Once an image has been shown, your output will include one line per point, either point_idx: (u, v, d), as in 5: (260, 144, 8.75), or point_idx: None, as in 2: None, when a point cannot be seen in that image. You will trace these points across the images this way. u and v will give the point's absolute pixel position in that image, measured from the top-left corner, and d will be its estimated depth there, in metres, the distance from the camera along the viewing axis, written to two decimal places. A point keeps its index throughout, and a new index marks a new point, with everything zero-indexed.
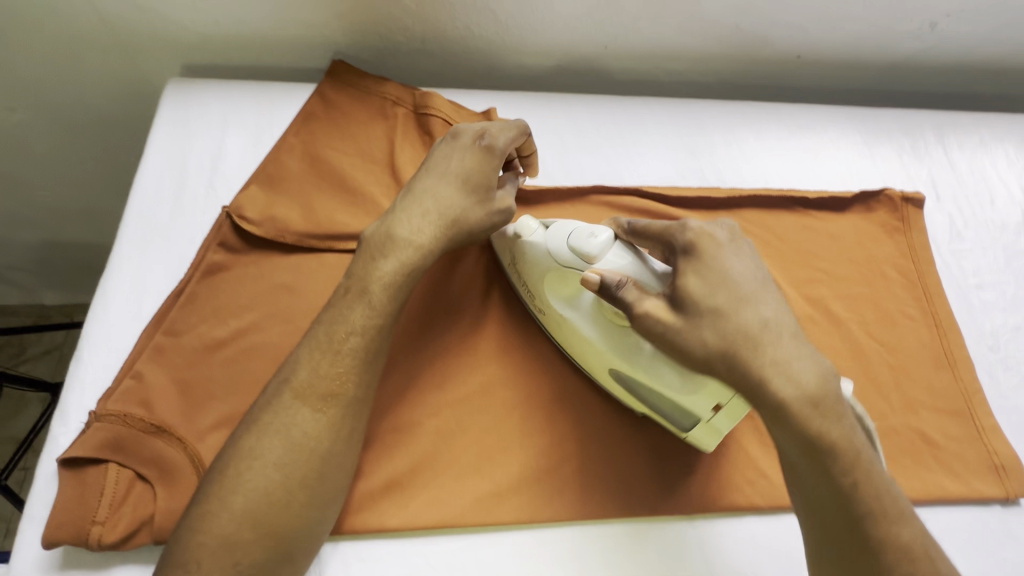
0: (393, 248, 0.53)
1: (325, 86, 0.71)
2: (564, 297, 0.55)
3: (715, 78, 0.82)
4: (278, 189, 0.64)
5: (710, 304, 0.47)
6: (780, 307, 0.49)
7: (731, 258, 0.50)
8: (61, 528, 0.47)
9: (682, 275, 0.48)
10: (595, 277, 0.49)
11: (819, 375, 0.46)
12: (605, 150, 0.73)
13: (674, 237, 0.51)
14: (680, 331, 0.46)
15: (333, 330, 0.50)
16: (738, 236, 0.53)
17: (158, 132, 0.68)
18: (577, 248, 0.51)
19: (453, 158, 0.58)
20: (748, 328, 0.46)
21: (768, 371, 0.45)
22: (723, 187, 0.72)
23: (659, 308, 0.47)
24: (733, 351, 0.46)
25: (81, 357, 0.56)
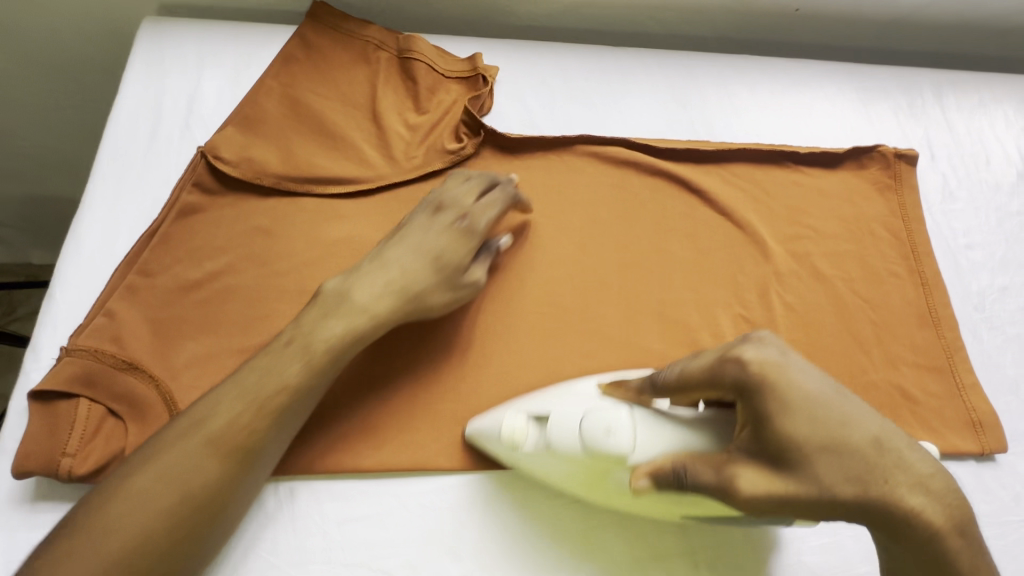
0: (347, 309, 0.51)
1: (306, 27, 0.69)
2: (596, 483, 0.49)
3: (710, 31, 0.80)
4: (255, 131, 0.63)
5: (812, 447, 0.40)
6: (870, 412, 0.42)
7: (801, 374, 0.42)
8: (32, 459, 0.47)
9: (766, 423, 0.41)
10: (645, 478, 0.43)
11: (939, 481, 0.41)
12: (593, 101, 0.71)
13: (726, 379, 0.43)
14: (798, 491, 0.40)
15: (262, 382, 0.47)
16: (782, 346, 0.44)
17: (133, 71, 0.66)
18: (596, 448, 0.45)
19: (430, 230, 0.56)
20: (856, 458, 0.40)
21: (889, 495, 0.40)
22: (712, 141, 0.70)
23: (754, 478, 0.41)
24: (869, 493, 0.40)
25: (53, 294, 0.55)
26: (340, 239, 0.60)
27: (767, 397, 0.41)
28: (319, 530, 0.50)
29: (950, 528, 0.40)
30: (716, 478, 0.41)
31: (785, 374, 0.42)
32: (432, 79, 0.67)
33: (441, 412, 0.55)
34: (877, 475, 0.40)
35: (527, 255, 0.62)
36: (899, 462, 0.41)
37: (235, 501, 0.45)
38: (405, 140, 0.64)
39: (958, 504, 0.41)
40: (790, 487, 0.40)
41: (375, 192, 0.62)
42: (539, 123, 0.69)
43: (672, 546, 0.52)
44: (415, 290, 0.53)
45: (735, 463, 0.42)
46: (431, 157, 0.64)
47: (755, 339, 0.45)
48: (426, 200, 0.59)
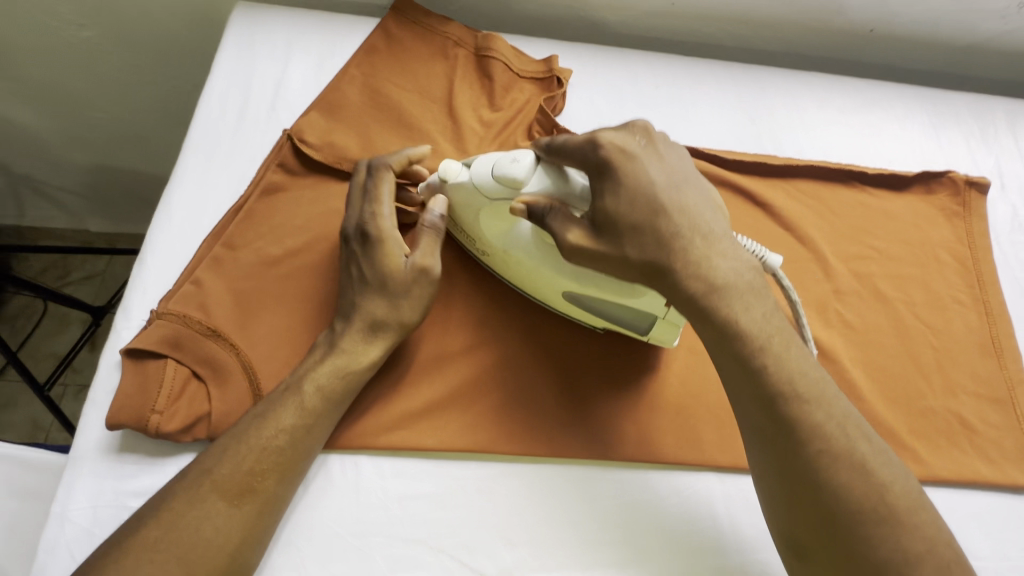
0: (332, 354, 0.52)
1: (389, 21, 0.72)
2: (500, 239, 0.56)
3: (780, 46, 0.80)
4: (338, 118, 0.65)
5: (630, 219, 0.45)
6: (708, 206, 0.48)
7: (651, 166, 0.47)
8: (123, 413, 0.50)
9: (601, 197, 0.46)
10: (522, 206, 0.48)
11: (747, 280, 0.46)
12: (663, 108, 0.72)
13: (590, 153, 0.47)
14: (603, 254, 0.46)
15: (262, 427, 0.48)
16: (652, 136, 0.49)
17: (224, 53, 0.69)
18: (502, 177, 0.50)
19: (355, 264, 0.56)
20: (665, 233, 0.45)
21: (688, 268, 0.45)
22: (780, 156, 0.71)
23: (578, 236, 0.46)
24: (655, 260, 0.45)
25: (145, 259, 0.58)
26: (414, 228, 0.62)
27: (608, 178, 0.46)
28: (383, 505, 0.52)
29: (744, 310, 0.45)
30: (561, 222, 0.47)
31: (633, 161, 0.46)
32: (508, 77, 0.69)
33: (504, 401, 0.56)
34: (670, 248, 0.45)
35: None
36: (713, 254, 0.45)
37: (254, 546, 0.46)
38: (479, 135, 0.66)
39: (752, 282, 0.46)
40: (605, 249, 0.46)
41: None
42: (609, 127, 0.70)
43: (724, 552, 0.53)
44: (387, 318, 0.53)
45: (573, 222, 0.47)
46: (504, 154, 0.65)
47: (627, 127, 0.49)
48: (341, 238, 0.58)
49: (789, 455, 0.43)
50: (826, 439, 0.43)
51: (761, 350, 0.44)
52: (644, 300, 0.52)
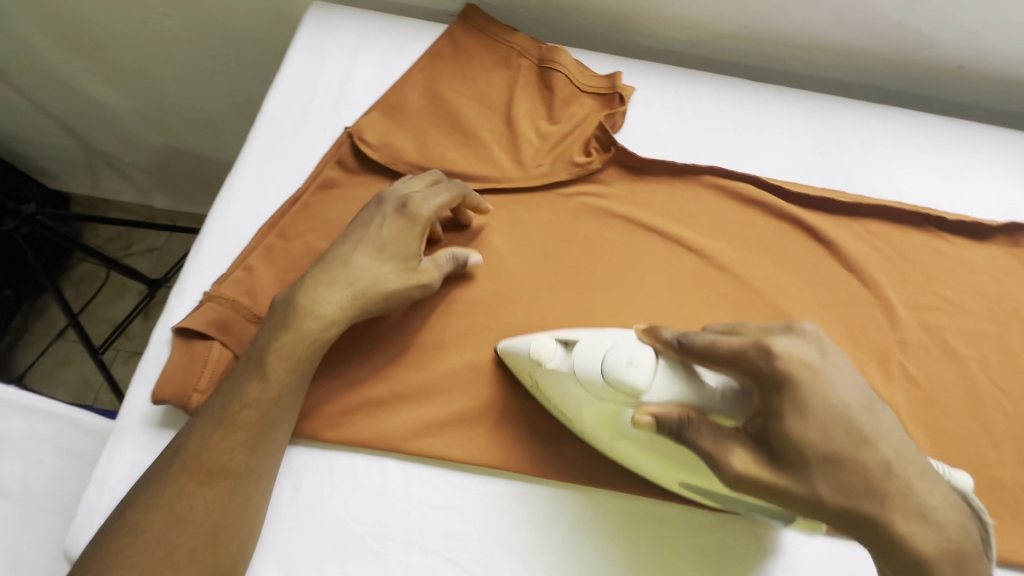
0: (296, 320, 0.51)
1: (456, 27, 0.72)
2: (607, 431, 0.49)
3: (856, 77, 0.76)
4: (397, 120, 0.66)
5: (823, 450, 0.40)
6: (899, 432, 0.42)
7: (833, 383, 0.42)
8: (166, 389, 0.52)
9: (781, 417, 0.41)
10: (648, 417, 0.44)
11: (957, 521, 0.40)
12: (726, 133, 0.69)
13: (755, 364, 0.42)
14: (784, 487, 0.41)
15: (228, 402, 0.49)
16: (824, 344, 0.44)
17: (296, 50, 0.71)
18: (614, 380, 0.46)
19: (371, 225, 0.55)
20: (870, 470, 0.40)
21: (898, 515, 0.39)
22: (848, 192, 0.67)
23: (745, 461, 0.42)
24: (856, 507, 0.40)
25: (203, 242, 0.61)
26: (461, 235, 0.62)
27: (788, 394, 0.41)
28: (403, 509, 0.52)
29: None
30: (711, 447, 0.42)
31: (816, 377, 0.42)
32: (569, 91, 0.68)
33: (534, 418, 0.55)
34: (876, 496, 0.40)
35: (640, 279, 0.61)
36: (925, 496, 0.40)
37: (236, 524, 0.47)
38: (535, 147, 0.66)
39: (967, 531, 0.40)
40: (787, 484, 0.41)
41: (500, 194, 0.64)
42: (667, 149, 0.68)
43: None
44: (367, 291, 0.53)
45: (733, 441, 0.42)
46: (559, 167, 0.64)
47: (795, 331, 0.44)
48: (375, 195, 0.59)
49: None
50: None
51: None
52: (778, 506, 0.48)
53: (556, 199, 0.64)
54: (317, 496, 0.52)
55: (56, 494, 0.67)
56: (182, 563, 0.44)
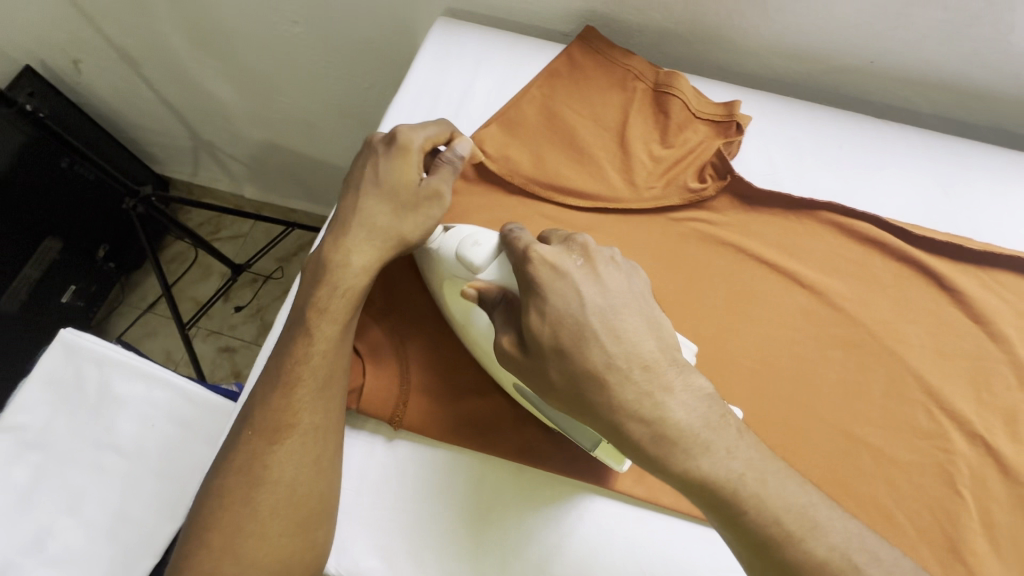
0: (327, 276, 0.53)
1: (574, 47, 0.74)
2: (459, 316, 0.55)
3: (987, 119, 0.73)
4: (514, 134, 0.68)
5: (555, 345, 0.43)
6: (647, 334, 0.44)
7: (582, 287, 0.44)
8: None
9: (532, 316, 0.44)
10: (472, 291, 0.49)
11: (700, 416, 0.42)
12: (845, 169, 0.68)
13: (525, 265, 0.45)
14: (529, 372, 0.45)
15: (281, 364, 0.52)
16: (592, 253, 0.47)
17: (420, 62, 0.75)
18: (462, 257, 0.51)
19: (369, 167, 0.57)
20: (592, 365, 0.42)
21: (622, 403, 0.41)
22: (976, 240, 0.64)
23: (510, 344, 0.45)
24: (580, 391, 0.43)
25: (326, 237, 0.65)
26: None
27: (535, 297, 0.44)
28: (497, 513, 0.55)
29: (702, 454, 0.41)
30: (499, 324, 0.47)
31: (564, 282, 0.44)
32: (685, 116, 0.68)
33: None
34: (593, 384, 0.42)
35: (749, 310, 0.61)
36: (658, 388, 0.42)
37: (314, 485, 0.50)
38: (647, 169, 0.66)
39: (712, 419, 0.42)
40: (532, 370, 0.44)
41: (609, 213, 0.65)
42: (782, 181, 0.67)
43: None
44: (383, 226, 0.54)
45: (509, 328, 0.46)
46: (671, 191, 0.65)
47: (566, 241, 0.47)
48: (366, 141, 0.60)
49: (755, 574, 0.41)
50: None
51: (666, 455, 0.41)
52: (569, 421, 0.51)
53: (666, 223, 0.64)
54: (415, 487, 0.56)
55: (168, 458, 0.72)
56: (267, 516, 0.48)
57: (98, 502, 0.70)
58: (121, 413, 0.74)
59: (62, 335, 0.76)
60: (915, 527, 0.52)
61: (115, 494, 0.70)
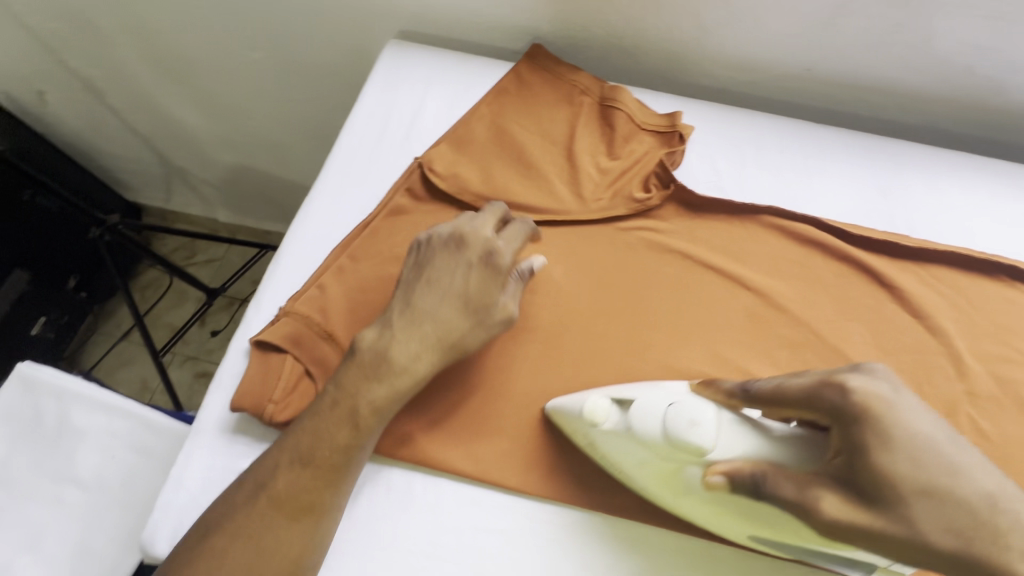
0: (388, 376, 0.52)
1: (522, 65, 0.76)
2: (666, 485, 0.51)
3: (922, 120, 0.76)
4: (464, 152, 0.70)
5: (917, 484, 0.41)
6: (984, 465, 0.42)
7: (915, 420, 0.43)
8: (244, 399, 0.55)
9: (867, 453, 0.42)
10: (720, 479, 0.46)
11: None
12: (786, 174, 0.70)
13: (826, 398, 0.45)
14: (883, 527, 0.41)
15: (316, 445, 0.50)
16: (894, 381, 0.46)
17: (371, 85, 0.76)
18: (676, 436, 0.47)
19: (454, 275, 0.56)
20: (973, 505, 0.39)
21: (1009, 555, 0.38)
22: (912, 237, 0.66)
23: (840, 507, 0.42)
24: (970, 545, 0.39)
25: (280, 261, 0.65)
26: None
27: (870, 428, 0.42)
28: (479, 548, 0.53)
29: None
30: (794, 497, 0.44)
31: (894, 412, 0.43)
32: (630, 128, 0.70)
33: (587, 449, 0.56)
34: (984, 532, 0.39)
35: (696, 315, 0.62)
36: None
37: (312, 553, 0.49)
38: (595, 181, 0.68)
39: None
40: (883, 522, 0.41)
41: (558, 225, 0.66)
42: (725, 188, 0.69)
43: None
44: (457, 342, 0.54)
45: (826, 483, 0.43)
46: (617, 203, 0.66)
47: (866, 370, 0.46)
48: (451, 229, 0.58)
49: None
50: None
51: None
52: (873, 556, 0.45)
53: (615, 233, 0.66)
54: (389, 523, 0.54)
55: (129, 489, 0.71)
56: None
57: (58, 537, 0.69)
58: (81, 446, 0.73)
59: (20, 369, 0.75)
60: None
61: (75, 528, 0.70)
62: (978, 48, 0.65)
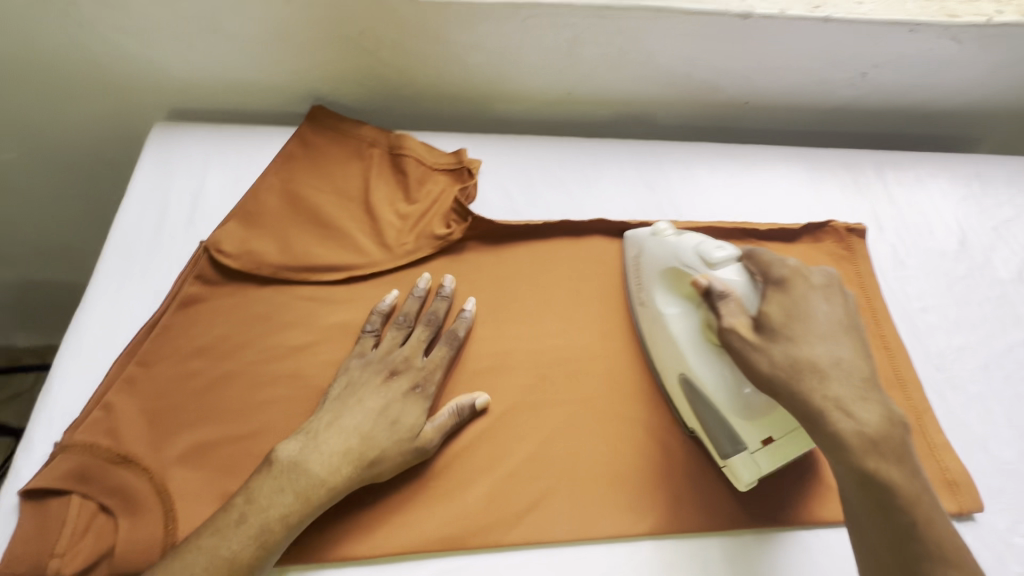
0: (303, 487, 0.50)
1: (305, 129, 0.76)
2: (675, 292, 0.61)
3: (671, 121, 0.89)
4: (256, 225, 0.67)
5: (788, 334, 0.51)
6: (859, 355, 0.51)
7: (820, 302, 0.54)
8: (19, 562, 0.47)
9: (769, 307, 0.53)
10: (705, 282, 0.55)
11: (894, 435, 0.47)
12: (570, 187, 0.77)
13: (773, 269, 0.56)
14: (754, 348, 0.51)
15: (211, 563, 0.46)
16: (835, 284, 0.56)
17: (141, 171, 0.71)
18: (701, 253, 0.59)
19: (388, 392, 0.57)
20: (816, 360, 0.50)
21: (825, 395, 0.48)
22: (680, 220, 0.76)
23: (740, 326, 0.53)
24: (795, 378, 0.49)
25: (51, 388, 0.57)
26: (336, 324, 0.63)
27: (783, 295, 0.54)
28: None
29: (894, 464, 0.46)
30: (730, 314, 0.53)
31: (808, 293, 0.54)
32: (422, 171, 0.73)
33: (430, 491, 0.55)
34: (812, 375, 0.49)
35: (515, 333, 0.65)
36: (851, 405, 0.48)
37: None
38: (397, 228, 0.69)
39: (901, 439, 0.47)
40: (755, 347, 0.51)
41: (368, 278, 0.66)
42: (520, 209, 0.74)
43: None
44: (374, 459, 0.53)
45: (742, 316, 0.54)
46: (422, 243, 0.68)
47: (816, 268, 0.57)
48: (400, 347, 0.61)
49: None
50: None
51: (866, 458, 0.46)
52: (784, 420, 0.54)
53: (424, 274, 0.67)
54: None
55: None
56: None
57: None
58: None
59: None
60: (689, 479, 0.58)
61: None
62: (687, 59, 0.79)
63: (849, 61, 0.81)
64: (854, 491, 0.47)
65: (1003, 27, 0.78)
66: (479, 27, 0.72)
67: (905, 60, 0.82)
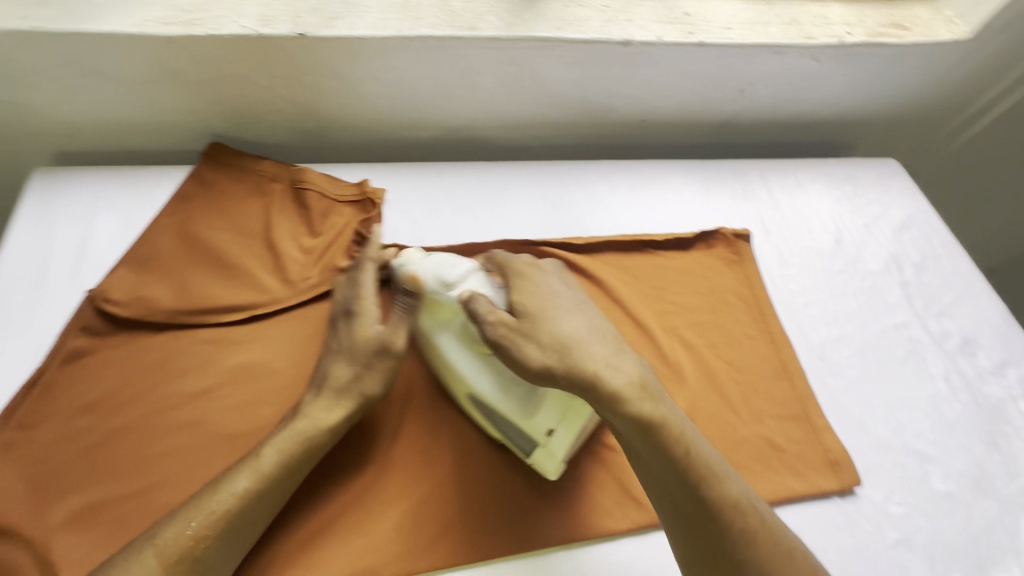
0: (291, 423, 0.56)
1: (202, 167, 0.74)
2: (432, 317, 0.60)
3: (574, 140, 0.94)
4: (149, 270, 0.65)
5: (546, 317, 0.56)
6: (601, 321, 0.60)
7: (556, 284, 0.62)
8: None
9: (518, 296, 0.58)
10: (467, 295, 0.58)
11: (648, 378, 0.55)
12: (476, 210, 0.79)
13: (510, 266, 0.62)
14: (520, 340, 0.55)
15: (214, 494, 0.50)
16: (561, 270, 0.66)
17: (20, 220, 0.67)
18: (440, 274, 0.60)
19: (340, 332, 0.62)
20: (574, 335, 0.55)
21: (593, 364, 0.53)
22: (583, 235, 0.80)
23: (505, 321, 0.56)
24: (567, 356, 0.54)
25: None
26: (237, 365, 0.62)
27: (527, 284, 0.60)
28: None
29: (659, 407, 0.53)
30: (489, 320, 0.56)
31: (542, 280, 0.61)
32: (325, 204, 0.74)
33: (342, 525, 0.56)
34: (575, 350, 0.54)
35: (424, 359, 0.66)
36: (617, 365, 0.54)
37: None
38: (300, 263, 0.69)
39: (652, 382, 0.55)
40: (523, 339, 0.55)
41: (270, 316, 0.66)
42: (427, 235, 0.76)
43: None
44: (350, 381, 0.58)
45: (499, 314, 0.57)
46: (326, 276, 0.68)
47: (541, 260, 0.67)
48: (335, 301, 0.65)
49: (696, 501, 0.50)
50: (739, 511, 0.50)
51: (637, 409, 0.52)
52: (554, 400, 0.57)
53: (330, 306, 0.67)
54: None
55: None
56: None
57: None
58: None
59: None
60: (598, 486, 0.61)
61: None
62: (580, 84, 0.83)
63: (726, 81, 0.88)
64: (637, 445, 0.53)
65: (854, 47, 0.87)
66: (373, 61, 0.73)
67: (775, 78, 0.90)
